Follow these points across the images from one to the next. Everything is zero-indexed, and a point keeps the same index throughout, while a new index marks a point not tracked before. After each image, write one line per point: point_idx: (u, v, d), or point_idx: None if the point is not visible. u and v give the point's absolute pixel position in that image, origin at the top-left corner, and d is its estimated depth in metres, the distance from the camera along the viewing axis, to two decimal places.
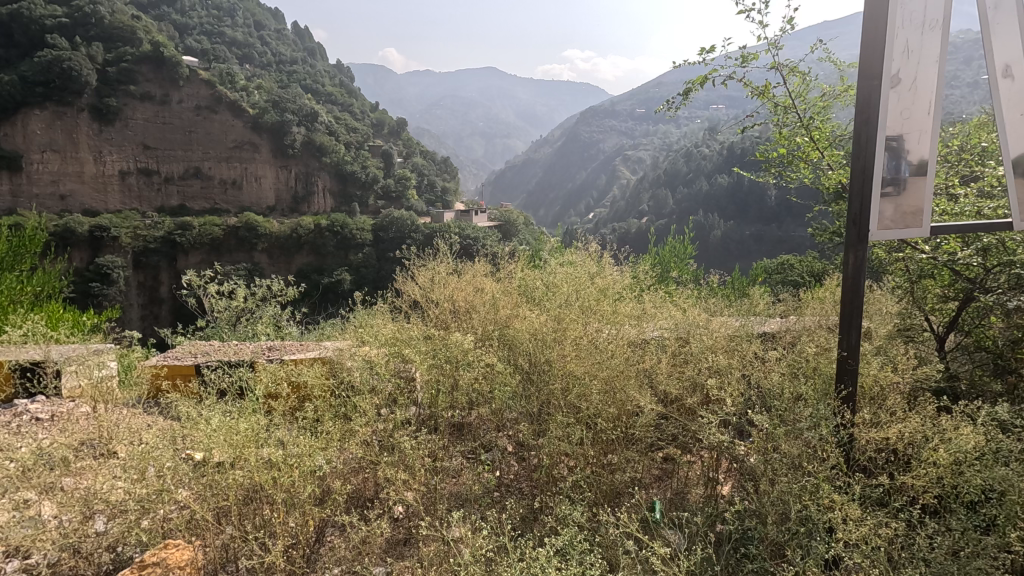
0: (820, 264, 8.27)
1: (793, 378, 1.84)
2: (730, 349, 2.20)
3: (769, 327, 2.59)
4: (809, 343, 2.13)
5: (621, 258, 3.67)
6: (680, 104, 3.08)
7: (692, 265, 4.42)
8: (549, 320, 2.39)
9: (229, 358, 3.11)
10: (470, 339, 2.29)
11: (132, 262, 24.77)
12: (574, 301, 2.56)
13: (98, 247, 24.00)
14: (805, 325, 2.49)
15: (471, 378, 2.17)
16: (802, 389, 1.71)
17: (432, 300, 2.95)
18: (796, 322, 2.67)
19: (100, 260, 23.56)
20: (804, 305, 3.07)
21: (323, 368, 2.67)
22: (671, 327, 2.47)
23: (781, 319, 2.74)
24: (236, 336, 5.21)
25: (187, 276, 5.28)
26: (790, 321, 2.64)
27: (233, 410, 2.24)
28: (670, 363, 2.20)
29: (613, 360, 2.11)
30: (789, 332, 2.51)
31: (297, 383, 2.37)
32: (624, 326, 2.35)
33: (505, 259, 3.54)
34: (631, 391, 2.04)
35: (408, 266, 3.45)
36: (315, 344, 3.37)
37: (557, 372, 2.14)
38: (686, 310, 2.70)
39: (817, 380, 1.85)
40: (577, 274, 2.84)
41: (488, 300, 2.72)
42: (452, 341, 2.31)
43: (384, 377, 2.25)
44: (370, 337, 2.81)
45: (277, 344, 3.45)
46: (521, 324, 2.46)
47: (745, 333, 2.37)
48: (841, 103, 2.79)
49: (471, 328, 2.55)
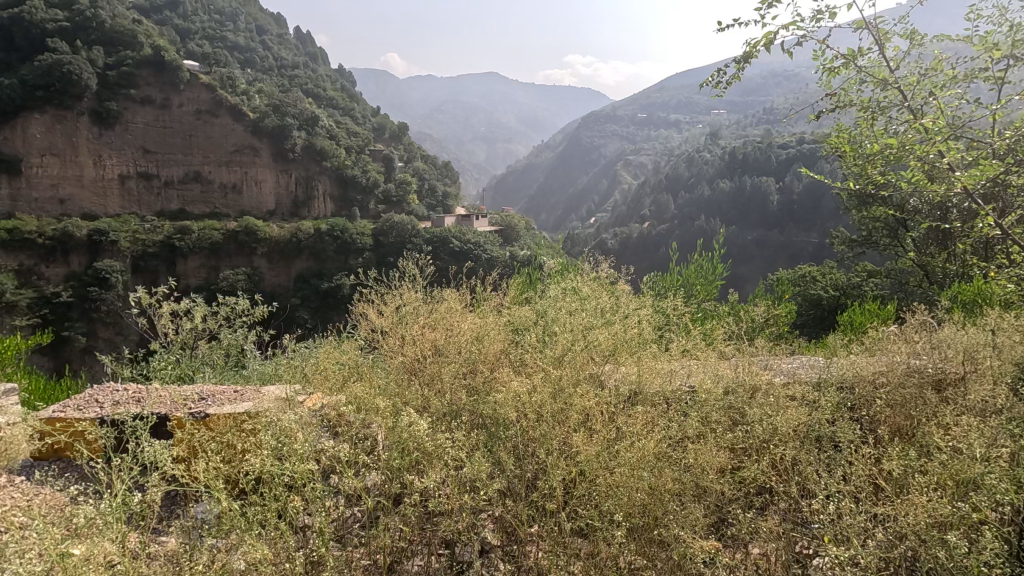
0: (855, 293, 7.72)
1: (937, 496, 1.18)
2: (807, 420, 1.55)
3: (841, 380, 1.97)
4: (932, 428, 1.49)
5: (643, 289, 3.01)
6: (736, 76, 2.68)
7: (721, 286, 3.61)
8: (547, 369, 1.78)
9: (134, 414, 2.43)
10: (435, 420, 1.56)
11: (131, 266, 24.21)
12: (581, 345, 1.88)
13: (97, 251, 23.46)
14: (896, 382, 1.85)
15: (446, 461, 1.46)
16: (956, 505, 1.09)
17: (398, 338, 2.23)
18: (879, 367, 2.04)
19: (98, 264, 22.95)
20: (872, 349, 2.45)
21: (260, 425, 2.03)
22: (715, 375, 1.86)
23: (849, 363, 2.14)
24: (190, 367, 4.48)
25: (138, 294, 4.58)
26: (863, 369, 2.00)
27: (88, 522, 1.55)
28: (721, 419, 1.60)
29: (651, 435, 1.45)
30: (869, 383, 1.88)
31: (214, 463, 1.71)
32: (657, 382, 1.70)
33: (489, 286, 2.86)
34: (678, 475, 1.40)
35: (370, 285, 2.74)
36: (254, 391, 2.69)
37: (575, 433, 1.52)
38: (730, 362, 2.04)
39: (970, 490, 1.22)
40: (586, 312, 2.15)
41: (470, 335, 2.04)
42: (407, 423, 1.56)
43: (310, 466, 1.58)
44: (325, 387, 2.16)
45: (209, 389, 2.77)
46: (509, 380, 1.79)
47: (817, 397, 1.73)
48: (945, 89, 2.21)
49: (438, 386, 1.83)
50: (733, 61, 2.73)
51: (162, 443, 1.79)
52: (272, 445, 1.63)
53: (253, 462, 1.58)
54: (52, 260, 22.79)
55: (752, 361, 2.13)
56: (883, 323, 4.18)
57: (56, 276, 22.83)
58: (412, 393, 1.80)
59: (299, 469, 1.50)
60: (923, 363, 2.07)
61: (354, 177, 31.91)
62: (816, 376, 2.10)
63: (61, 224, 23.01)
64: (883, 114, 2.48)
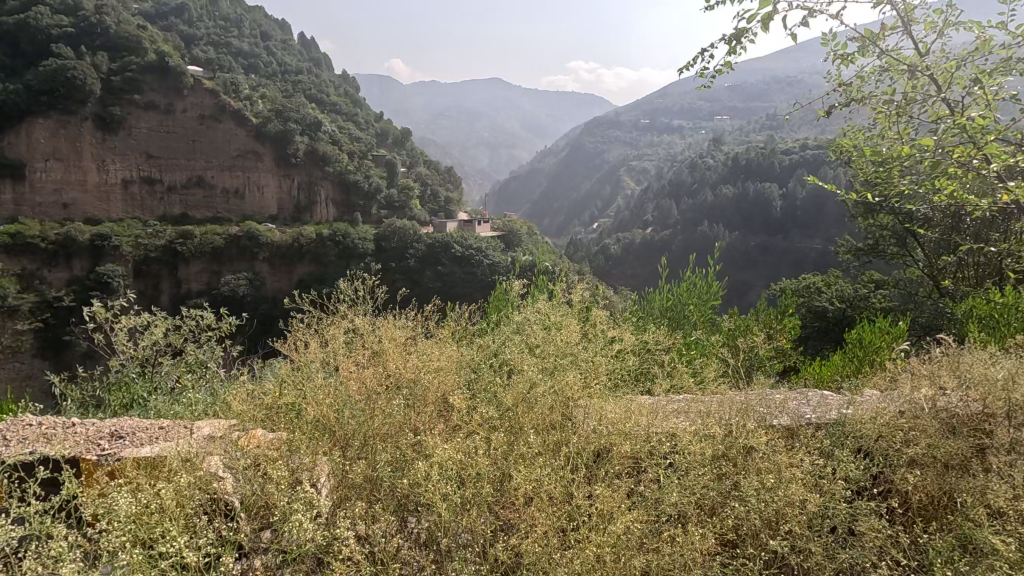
0: (864, 306, 7.38)
1: None
2: (810, 484, 1.26)
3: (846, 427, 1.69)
4: (993, 518, 1.16)
5: (621, 317, 2.71)
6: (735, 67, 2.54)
7: (716, 311, 3.26)
8: (494, 416, 1.49)
9: (32, 456, 2.07)
10: (353, 503, 1.21)
11: (133, 271, 23.97)
12: (548, 390, 1.57)
13: (99, 256, 23.24)
14: (919, 429, 1.55)
15: (354, 538, 1.15)
16: None
17: (338, 363, 1.93)
18: (897, 409, 1.75)
19: (101, 269, 22.76)
20: (893, 387, 2.14)
21: (160, 473, 1.68)
22: (702, 422, 1.56)
23: (862, 407, 1.82)
24: (149, 387, 4.11)
25: (92, 307, 4.27)
26: (875, 411, 1.69)
27: None
28: (711, 486, 1.27)
29: (615, 513, 1.14)
30: (886, 427, 1.57)
31: (86, 528, 1.33)
32: (628, 434, 1.38)
33: (450, 312, 2.59)
34: (655, 563, 1.06)
35: (304, 305, 2.42)
36: (186, 425, 2.36)
37: (517, 502, 1.22)
38: (724, 408, 1.74)
39: None
40: (554, 351, 1.86)
41: (413, 372, 1.73)
42: (317, 500, 1.20)
43: (194, 545, 1.19)
44: (247, 425, 1.87)
45: (132, 424, 2.42)
46: (450, 431, 1.49)
47: (827, 454, 1.42)
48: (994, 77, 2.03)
49: (366, 439, 1.49)
50: (729, 51, 2.58)
51: (30, 498, 1.42)
52: (136, 511, 1.27)
53: (113, 531, 1.21)
54: (54, 265, 22.49)
55: (745, 403, 1.82)
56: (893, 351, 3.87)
57: (59, 280, 22.52)
58: (329, 439, 1.51)
59: (181, 553, 1.13)
60: (947, 404, 1.75)
61: (357, 182, 31.69)
62: (819, 420, 1.81)
63: (64, 228, 22.80)
64: (904, 113, 2.22)
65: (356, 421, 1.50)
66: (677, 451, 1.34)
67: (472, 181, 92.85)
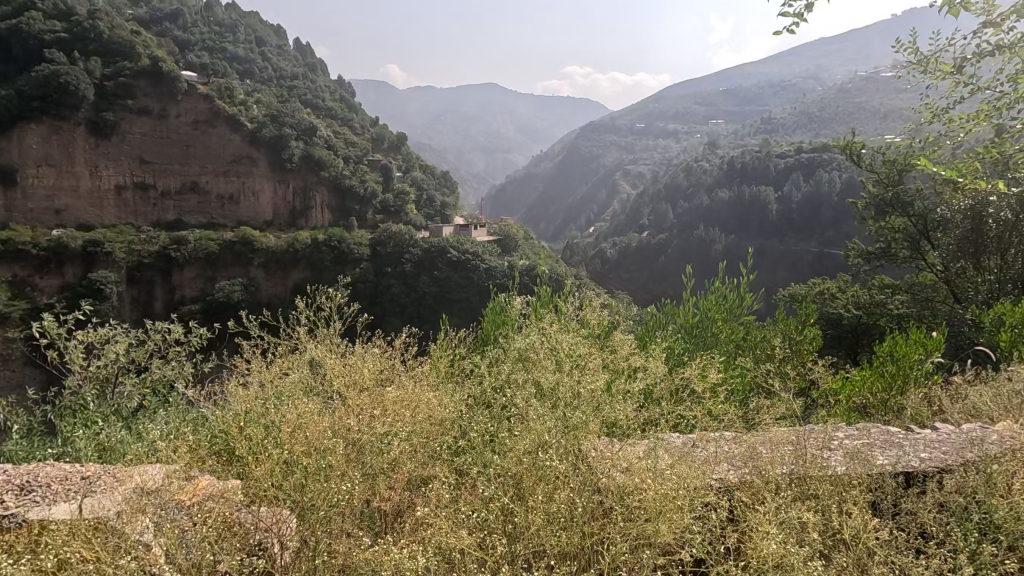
0: (884, 313, 7.09)
1: None
2: None
3: (943, 499, 1.39)
4: None
5: (643, 340, 2.40)
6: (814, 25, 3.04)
7: (743, 323, 2.91)
8: (509, 486, 1.19)
9: None
10: None
11: (126, 277, 23.46)
12: (576, 454, 1.26)
13: (92, 262, 22.72)
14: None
15: None
16: None
17: (310, 399, 1.62)
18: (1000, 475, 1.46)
19: (93, 275, 22.26)
20: (967, 442, 1.86)
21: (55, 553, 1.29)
22: (773, 498, 1.25)
23: (951, 472, 1.55)
24: (109, 408, 3.59)
25: (44, 321, 3.86)
26: (982, 483, 1.39)
27: None
28: None
29: None
30: (1009, 510, 1.26)
31: None
32: (687, 522, 1.05)
33: (442, 340, 2.28)
34: None
35: (255, 328, 2.14)
36: (120, 469, 1.94)
37: None
38: (784, 473, 1.43)
39: None
40: (576, 388, 1.56)
41: (401, 424, 1.42)
42: None
43: None
44: (182, 486, 1.51)
45: (56, 469, 1.99)
46: (448, 504, 1.18)
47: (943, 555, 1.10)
48: None
49: (332, 522, 1.16)
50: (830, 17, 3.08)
51: None
52: None
53: None
54: (45, 271, 21.95)
55: (811, 464, 1.51)
56: (932, 382, 3.48)
57: (50, 287, 21.93)
58: (292, 511, 1.20)
59: None
60: None
61: (352, 187, 31.17)
62: (905, 487, 1.50)
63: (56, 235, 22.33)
64: None
65: (327, 487, 1.18)
66: (755, 545, 1.00)
67: (468, 185, 92.41)
